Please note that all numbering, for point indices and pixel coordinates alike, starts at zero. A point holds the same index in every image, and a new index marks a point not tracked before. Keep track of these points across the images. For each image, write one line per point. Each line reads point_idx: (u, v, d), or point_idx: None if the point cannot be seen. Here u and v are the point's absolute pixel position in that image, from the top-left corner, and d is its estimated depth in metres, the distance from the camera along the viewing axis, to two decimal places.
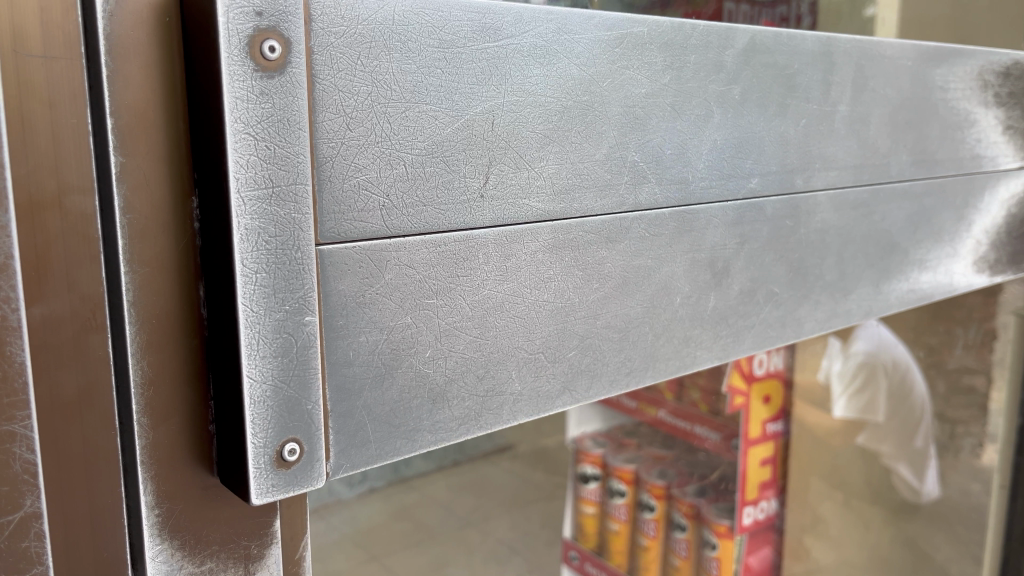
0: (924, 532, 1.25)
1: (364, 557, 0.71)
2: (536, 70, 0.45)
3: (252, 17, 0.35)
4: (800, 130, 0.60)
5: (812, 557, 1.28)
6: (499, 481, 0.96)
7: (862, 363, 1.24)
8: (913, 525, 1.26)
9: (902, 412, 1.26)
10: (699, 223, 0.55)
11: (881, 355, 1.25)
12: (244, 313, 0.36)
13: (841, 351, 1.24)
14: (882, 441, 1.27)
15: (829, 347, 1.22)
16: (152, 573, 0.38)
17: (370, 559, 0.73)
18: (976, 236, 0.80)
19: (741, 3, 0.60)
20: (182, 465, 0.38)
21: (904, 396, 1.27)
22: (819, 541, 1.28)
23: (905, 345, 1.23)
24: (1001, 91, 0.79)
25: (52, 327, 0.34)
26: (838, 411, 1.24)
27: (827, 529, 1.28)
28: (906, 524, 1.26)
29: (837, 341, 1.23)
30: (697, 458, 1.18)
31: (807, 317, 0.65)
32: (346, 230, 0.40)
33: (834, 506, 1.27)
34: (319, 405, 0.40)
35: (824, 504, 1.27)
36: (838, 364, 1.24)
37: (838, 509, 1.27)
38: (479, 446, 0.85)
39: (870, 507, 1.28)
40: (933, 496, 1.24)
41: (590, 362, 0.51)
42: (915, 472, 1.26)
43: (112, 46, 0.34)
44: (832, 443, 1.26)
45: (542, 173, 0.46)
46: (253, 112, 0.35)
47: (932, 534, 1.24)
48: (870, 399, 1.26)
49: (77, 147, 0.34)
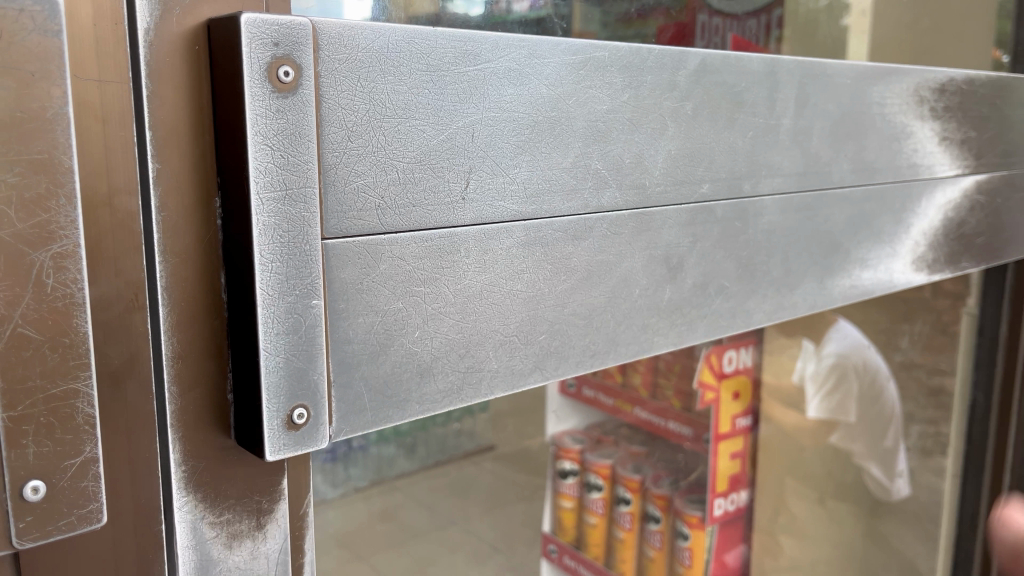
0: (894, 528, 1.39)
1: (350, 554, 0.76)
2: (510, 90, 0.52)
3: (270, 48, 0.42)
4: (747, 141, 0.67)
5: (786, 552, 1.36)
6: (482, 480, 1.00)
7: (833, 365, 1.33)
8: (882, 522, 1.39)
9: (874, 411, 1.37)
10: (655, 223, 0.62)
11: (852, 358, 1.33)
12: (262, 296, 0.43)
13: (815, 353, 1.31)
14: (854, 440, 1.37)
15: (804, 349, 1.30)
16: (179, 520, 0.44)
17: (358, 556, 0.77)
18: (914, 237, 0.88)
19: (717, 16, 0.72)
20: (204, 427, 0.45)
21: (874, 397, 1.36)
22: (791, 537, 1.36)
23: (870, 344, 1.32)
24: (937, 105, 0.87)
25: (102, 306, 0.40)
26: (812, 412, 1.33)
27: (798, 527, 1.36)
28: (876, 521, 1.40)
29: (811, 344, 1.30)
30: (676, 458, 1.25)
31: (755, 308, 0.72)
32: (347, 227, 0.46)
33: (805, 502, 1.36)
34: (324, 376, 0.46)
35: (795, 501, 1.35)
36: (812, 365, 1.31)
37: (810, 507, 1.36)
38: (460, 446, 0.92)
39: (838, 503, 1.38)
40: (902, 495, 1.37)
41: (558, 344, 0.58)
42: (884, 469, 1.38)
43: (150, 71, 0.41)
44: (803, 440, 1.33)
45: (515, 179, 0.53)
46: (271, 126, 0.42)
47: (902, 531, 1.38)
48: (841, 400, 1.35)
49: (124, 155, 0.40)
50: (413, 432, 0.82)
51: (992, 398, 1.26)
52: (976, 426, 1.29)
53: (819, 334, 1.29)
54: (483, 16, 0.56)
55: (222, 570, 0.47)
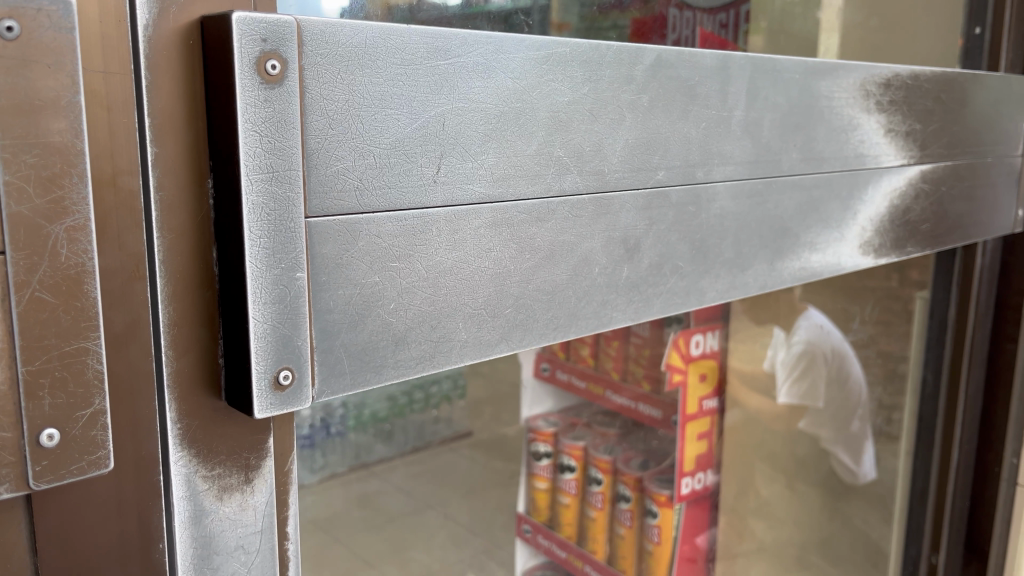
0: (856, 509, 1.42)
1: (325, 537, 0.80)
2: (477, 82, 0.57)
3: (259, 43, 0.46)
4: (700, 131, 0.72)
5: (753, 533, 1.40)
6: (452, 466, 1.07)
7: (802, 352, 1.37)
8: (848, 504, 1.43)
9: (840, 396, 1.42)
10: (613, 207, 0.67)
11: (820, 344, 1.38)
12: (250, 268, 0.48)
13: (785, 341, 1.35)
14: (821, 425, 1.42)
15: (774, 337, 1.34)
16: (176, 472, 0.49)
17: (333, 537, 0.82)
18: (861, 223, 0.94)
19: (686, 10, 0.79)
20: (197, 388, 0.49)
21: (842, 382, 1.41)
22: (758, 520, 1.40)
23: (838, 330, 1.37)
24: (882, 99, 0.93)
25: (107, 276, 0.45)
26: (781, 397, 1.37)
27: (765, 509, 1.39)
28: (842, 504, 1.43)
29: (781, 332, 1.34)
30: (651, 443, 1.30)
31: (708, 287, 0.78)
32: (328, 207, 0.51)
33: (774, 486, 1.40)
34: (307, 342, 0.51)
35: (764, 486, 1.39)
36: (782, 352, 1.35)
37: (779, 491, 1.39)
38: (438, 431, 1.04)
39: (804, 486, 1.42)
40: (868, 479, 1.41)
41: (523, 317, 0.63)
42: (852, 455, 1.43)
43: (149, 63, 0.45)
44: (771, 423, 1.38)
45: (482, 164, 0.58)
46: (259, 114, 0.47)
47: (865, 512, 1.42)
48: (810, 386, 1.40)
49: (127, 140, 0.45)
50: (390, 418, 0.92)
51: (941, 377, 1.32)
52: (925, 403, 1.34)
53: (789, 322, 1.34)
54: (462, 5, 0.62)
55: (214, 520, 0.51)
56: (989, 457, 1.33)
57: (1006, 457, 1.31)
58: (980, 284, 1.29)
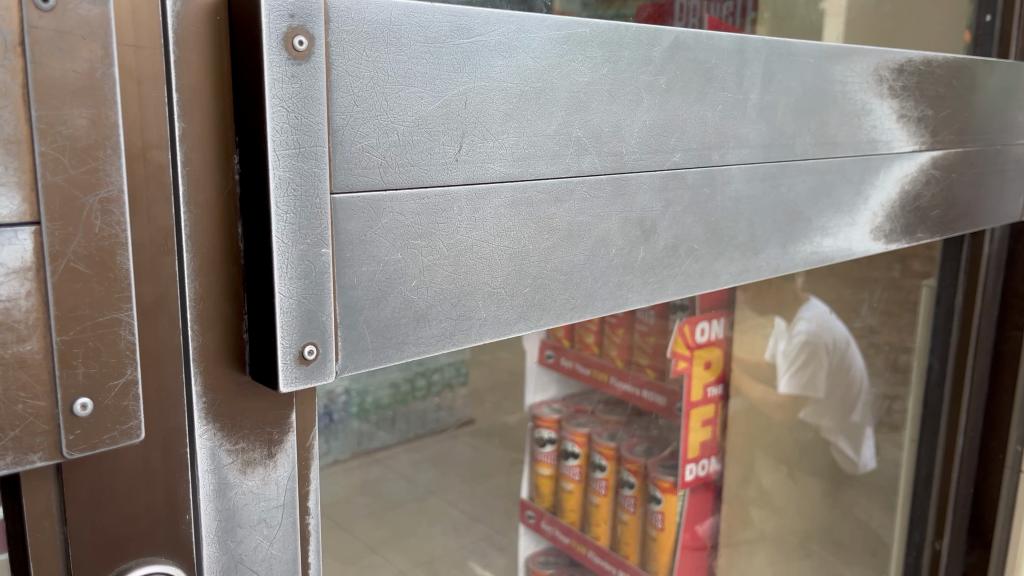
0: (857, 498, 1.43)
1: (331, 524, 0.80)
2: (500, 61, 0.57)
3: (286, 19, 0.46)
4: (716, 114, 0.73)
5: (750, 521, 1.41)
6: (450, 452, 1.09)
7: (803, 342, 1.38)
8: (849, 493, 1.43)
9: (840, 386, 1.43)
10: (630, 187, 0.68)
11: (823, 335, 1.39)
12: (277, 243, 0.48)
13: (787, 331, 1.35)
14: (823, 414, 1.42)
15: (776, 327, 1.33)
16: (201, 445, 0.50)
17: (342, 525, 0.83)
18: (872, 209, 0.94)
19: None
20: (221, 363, 0.50)
21: (844, 372, 1.42)
22: (761, 509, 1.41)
23: (841, 321, 1.38)
24: (895, 85, 0.93)
25: (137, 250, 0.45)
26: (783, 387, 1.38)
27: (769, 499, 1.41)
28: (842, 493, 1.43)
29: (783, 322, 1.33)
30: (652, 434, 1.32)
31: (722, 270, 0.78)
32: (353, 183, 0.51)
33: (777, 477, 1.40)
34: (331, 317, 0.51)
35: (767, 475, 1.40)
36: (784, 342, 1.36)
37: (781, 481, 1.40)
38: (440, 419, 1.03)
39: (808, 476, 1.42)
40: (867, 468, 1.42)
41: (541, 297, 0.63)
42: (852, 445, 1.44)
43: (178, 38, 0.45)
44: (775, 415, 1.38)
45: (503, 143, 0.58)
46: (286, 90, 0.47)
47: (864, 500, 1.42)
48: (812, 376, 1.41)
49: (157, 114, 0.45)
50: (393, 405, 0.91)
51: (947, 364, 1.31)
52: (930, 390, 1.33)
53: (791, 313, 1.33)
54: None
55: (237, 494, 0.52)
56: (993, 445, 1.32)
57: (1011, 445, 1.30)
58: (987, 271, 1.27)
